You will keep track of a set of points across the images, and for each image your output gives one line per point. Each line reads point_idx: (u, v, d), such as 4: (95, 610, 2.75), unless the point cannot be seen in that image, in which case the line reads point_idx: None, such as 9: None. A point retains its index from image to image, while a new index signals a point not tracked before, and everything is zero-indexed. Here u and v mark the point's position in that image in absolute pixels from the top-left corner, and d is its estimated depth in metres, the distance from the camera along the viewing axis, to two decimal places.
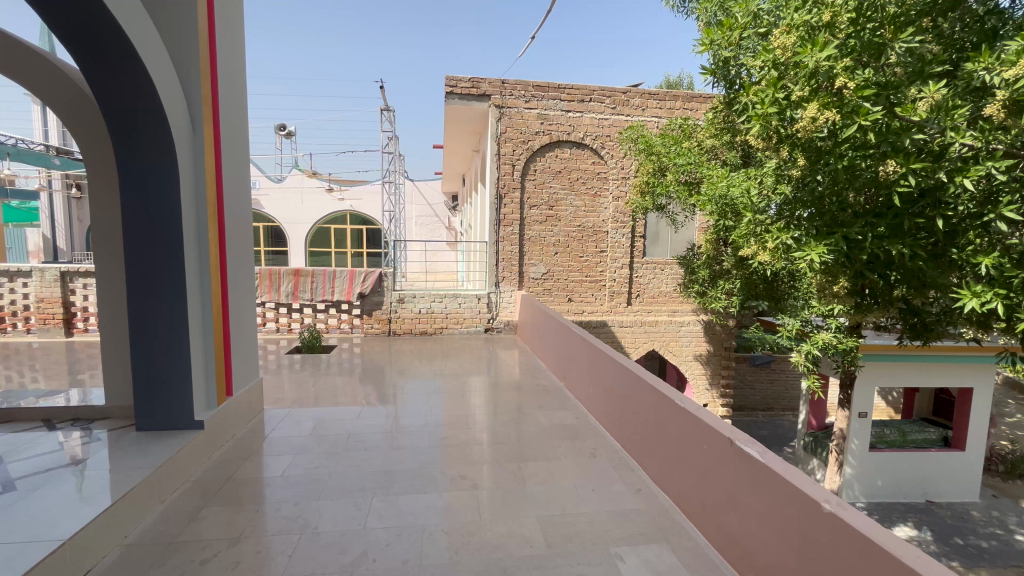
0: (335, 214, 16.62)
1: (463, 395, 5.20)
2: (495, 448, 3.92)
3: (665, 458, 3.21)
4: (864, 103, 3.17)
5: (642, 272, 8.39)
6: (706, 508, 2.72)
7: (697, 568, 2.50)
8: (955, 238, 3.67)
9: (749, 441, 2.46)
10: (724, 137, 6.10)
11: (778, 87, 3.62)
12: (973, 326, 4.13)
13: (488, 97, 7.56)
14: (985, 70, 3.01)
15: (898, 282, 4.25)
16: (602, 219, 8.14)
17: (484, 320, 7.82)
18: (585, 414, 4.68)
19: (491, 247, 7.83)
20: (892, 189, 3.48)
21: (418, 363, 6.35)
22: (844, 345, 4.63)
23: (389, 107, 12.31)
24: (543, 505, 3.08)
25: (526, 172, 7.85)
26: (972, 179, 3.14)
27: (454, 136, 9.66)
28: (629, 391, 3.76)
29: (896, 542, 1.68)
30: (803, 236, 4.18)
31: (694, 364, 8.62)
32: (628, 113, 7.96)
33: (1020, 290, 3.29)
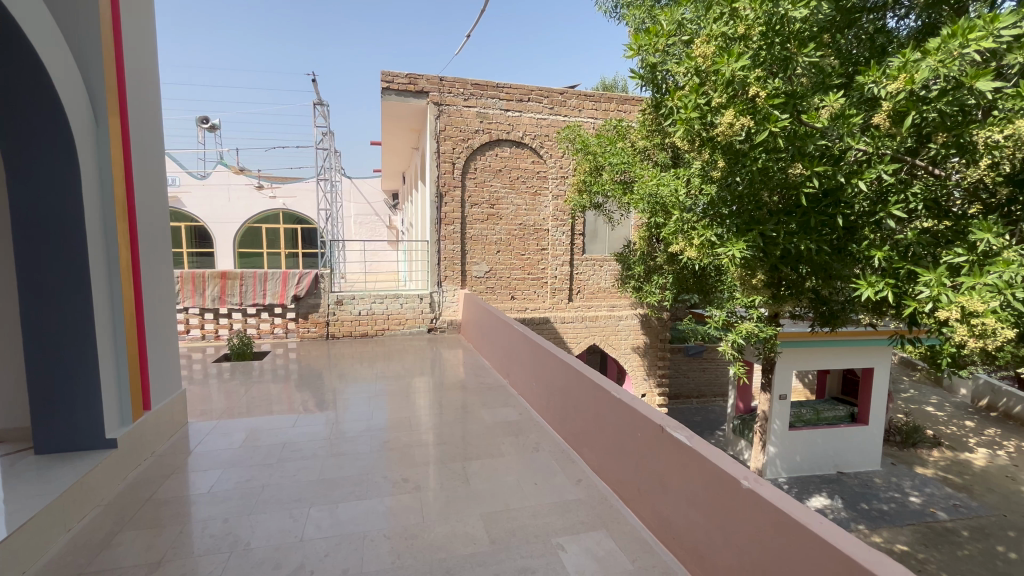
0: (267, 212, 15.73)
1: (406, 397, 5.11)
2: (439, 449, 3.89)
3: (603, 448, 3.33)
4: (774, 111, 3.45)
5: (582, 269, 8.62)
6: (641, 492, 2.87)
7: (633, 551, 2.63)
8: (853, 235, 4.07)
9: (677, 427, 2.62)
10: (655, 138, 6.38)
11: (699, 93, 3.85)
12: (871, 312, 4.60)
13: (426, 93, 7.45)
14: (874, 83, 3.33)
15: (808, 275, 4.66)
16: (543, 217, 8.28)
17: (427, 320, 7.72)
18: (527, 410, 4.75)
19: (433, 246, 7.74)
20: (800, 190, 3.81)
21: (359, 366, 6.17)
22: (765, 333, 4.99)
23: (322, 100, 11.82)
24: (487, 502, 3.10)
25: (466, 170, 7.83)
26: (866, 181, 3.51)
27: (392, 133, 9.44)
28: (569, 384, 3.87)
29: (801, 510, 1.88)
30: (724, 233, 4.49)
31: (632, 356, 8.95)
32: (565, 114, 8.13)
33: (906, 280, 3.69)
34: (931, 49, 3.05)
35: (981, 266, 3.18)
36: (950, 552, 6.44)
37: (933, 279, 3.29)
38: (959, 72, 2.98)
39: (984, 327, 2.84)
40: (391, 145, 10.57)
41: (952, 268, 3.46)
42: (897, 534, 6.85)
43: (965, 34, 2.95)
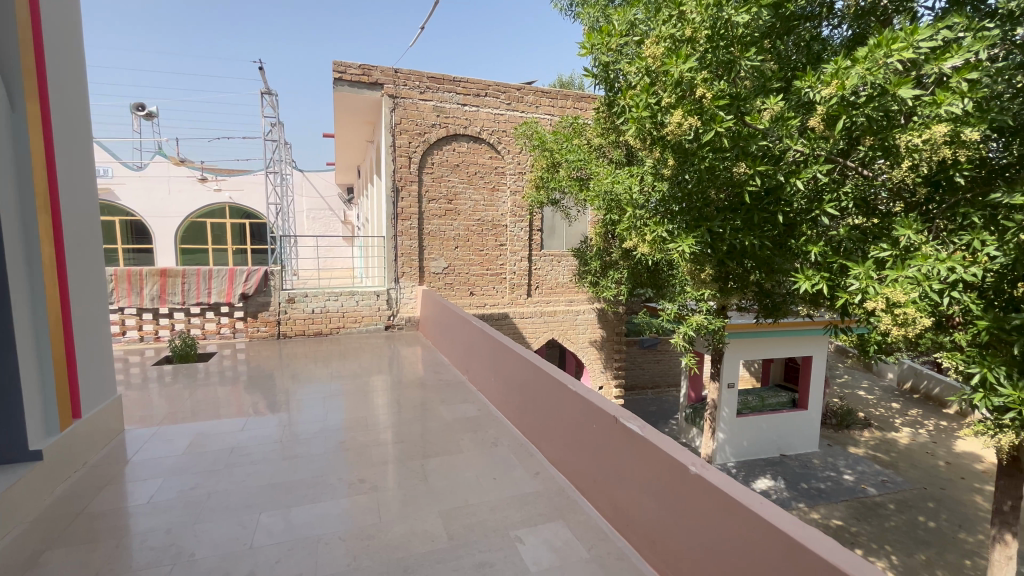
0: (211, 206, 14.92)
1: (363, 396, 5.00)
2: (397, 447, 3.84)
3: (561, 440, 3.39)
4: (719, 112, 3.60)
5: (540, 264, 8.69)
6: (597, 483, 2.94)
7: (589, 540, 2.69)
8: (792, 230, 4.31)
9: (631, 417, 2.70)
10: (610, 136, 6.49)
11: (650, 93, 3.96)
12: (809, 303, 4.89)
13: (380, 85, 7.28)
14: (810, 87, 3.53)
15: (752, 269, 4.91)
16: (501, 213, 8.28)
17: (384, 317, 7.57)
18: (486, 405, 4.76)
19: (390, 242, 7.59)
20: (744, 188, 3.99)
21: (312, 366, 5.98)
22: (714, 325, 5.21)
23: (270, 90, 11.31)
24: (446, 498, 3.10)
25: (423, 165, 7.71)
26: (803, 180, 3.72)
27: (345, 125, 9.17)
28: (528, 379, 3.90)
29: (744, 492, 1.98)
30: (674, 229, 4.66)
31: (590, 349, 9.12)
32: (522, 110, 8.15)
33: (839, 273, 3.94)
34: (860, 57, 3.28)
35: (903, 259, 3.45)
36: (879, 525, 6.99)
37: (862, 272, 3.54)
38: (884, 80, 3.20)
39: (905, 316, 3.08)
40: (345, 137, 10.27)
41: (878, 262, 3.72)
42: (833, 509, 7.36)
43: (889, 45, 3.18)
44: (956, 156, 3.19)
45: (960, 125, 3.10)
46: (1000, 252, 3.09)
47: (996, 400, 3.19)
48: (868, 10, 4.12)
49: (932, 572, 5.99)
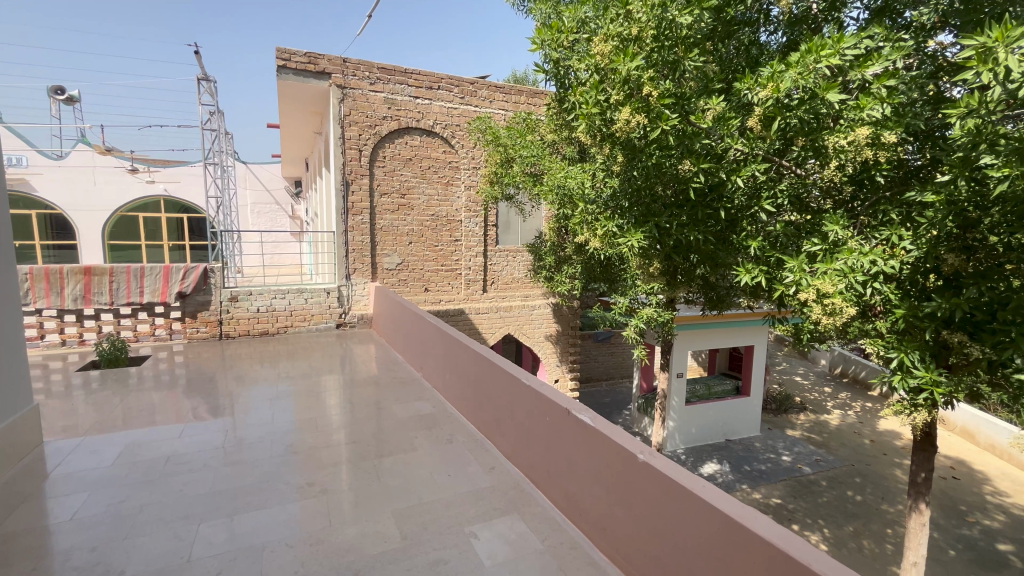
0: (143, 199, 13.91)
1: (312, 396, 4.83)
2: (349, 448, 3.74)
3: (516, 434, 3.40)
4: (665, 110, 3.72)
5: (495, 260, 8.68)
6: (550, 475, 2.98)
7: (543, 531, 2.73)
8: (733, 226, 4.53)
9: (583, 408, 2.74)
10: (563, 133, 6.56)
11: (599, 90, 4.04)
12: (749, 296, 5.16)
13: (328, 75, 7.02)
14: (748, 89, 3.70)
15: (698, 263, 5.12)
16: (455, 208, 8.20)
17: (335, 315, 7.36)
18: (441, 402, 4.72)
19: (340, 237, 7.35)
20: (689, 185, 4.15)
21: (258, 367, 5.71)
22: (663, 318, 5.39)
23: (207, 76, 10.65)
24: (400, 497, 3.04)
25: (374, 158, 7.51)
26: (743, 177, 3.90)
27: (290, 115, 8.77)
28: (482, 373, 3.89)
29: (687, 476, 2.06)
30: (623, 225, 4.78)
31: (546, 344, 9.22)
32: (476, 104, 8.10)
33: (775, 266, 4.17)
34: (793, 62, 3.48)
35: (832, 253, 3.70)
36: (813, 501, 7.51)
37: (796, 265, 3.76)
38: (814, 84, 3.41)
39: (833, 306, 3.31)
40: (290, 128, 9.83)
41: (810, 256, 3.97)
42: (773, 489, 7.83)
43: (819, 51, 3.40)
44: (877, 157, 3.44)
45: (881, 128, 3.36)
46: (913, 245, 3.40)
47: (911, 381, 3.48)
48: (800, 19, 4.38)
49: (859, 542, 6.50)
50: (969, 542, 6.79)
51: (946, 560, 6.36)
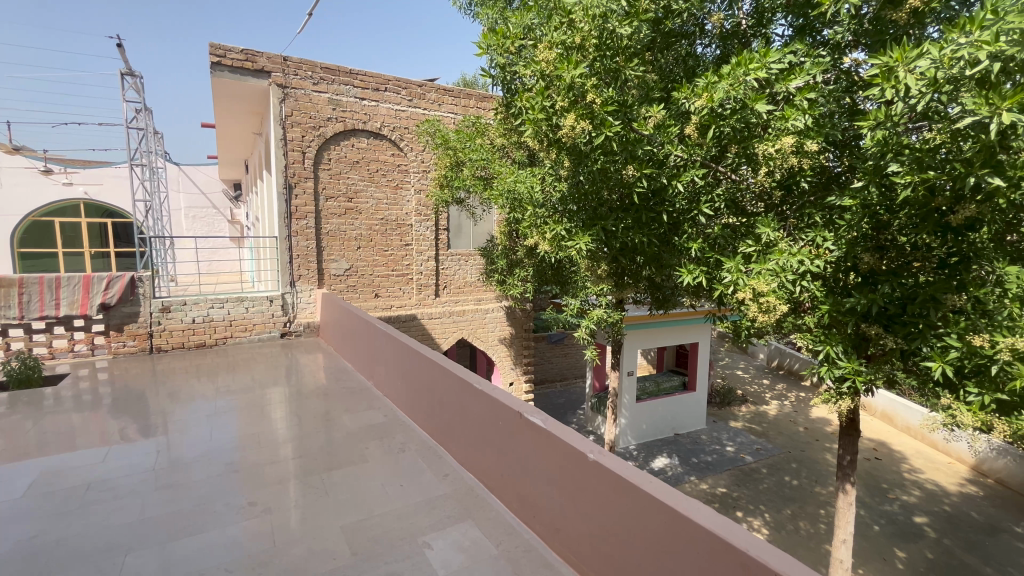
0: (60, 203, 12.76)
1: (255, 411, 4.59)
2: (296, 463, 3.58)
3: (469, 439, 3.38)
4: (608, 117, 3.84)
5: (448, 264, 8.59)
6: (504, 479, 2.98)
7: (498, 537, 2.72)
8: (675, 228, 4.72)
9: (534, 411, 2.76)
10: (512, 137, 6.57)
11: (545, 96, 4.11)
12: (693, 295, 5.39)
13: (267, 73, 6.72)
14: (686, 98, 3.87)
15: (644, 265, 5.29)
16: (405, 212, 8.06)
17: (279, 324, 7.04)
18: (393, 410, 4.62)
19: (283, 243, 7.05)
20: (633, 189, 4.28)
21: (194, 381, 5.36)
22: (613, 318, 5.50)
23: (132, 71, 9.93)
24: (349, 512, 2.95)
25: (319, 161, 7.26)
26: (683, 182, 4.08)
27: (227, 114, 8.33)
28: (433, 379, 3.84)
29: (635, 473, 2.12)
30: (571, 228, 4.84)
31: (500, 347, 9.22)
32: (424, 107, 8.00)
33: (715, 266, 4.36)
34: (725, 74, 3.69)
35: (764, 253, 3.92)
36: (755, 488, 7.94)
37: (733, 265, 3.95)
38: (743, 95, 3.63)
39: (767, 304, 3.51)
40: (227, 128, 9.34)
41: (746, 257, 4.19)
42: (719, 478, 8.21)
43: (747, 64, 3.62)
44: (801, 164, 3.70)
45: (804, 138, 3.61)
46: (835, 246, 3.68)
47: (836, 371, 3.73)
48: (731, 33, 4.67)
49: (796, 523, 6.94)
50: (890, 516, 7.40)
51: (872, 535, 6.89)
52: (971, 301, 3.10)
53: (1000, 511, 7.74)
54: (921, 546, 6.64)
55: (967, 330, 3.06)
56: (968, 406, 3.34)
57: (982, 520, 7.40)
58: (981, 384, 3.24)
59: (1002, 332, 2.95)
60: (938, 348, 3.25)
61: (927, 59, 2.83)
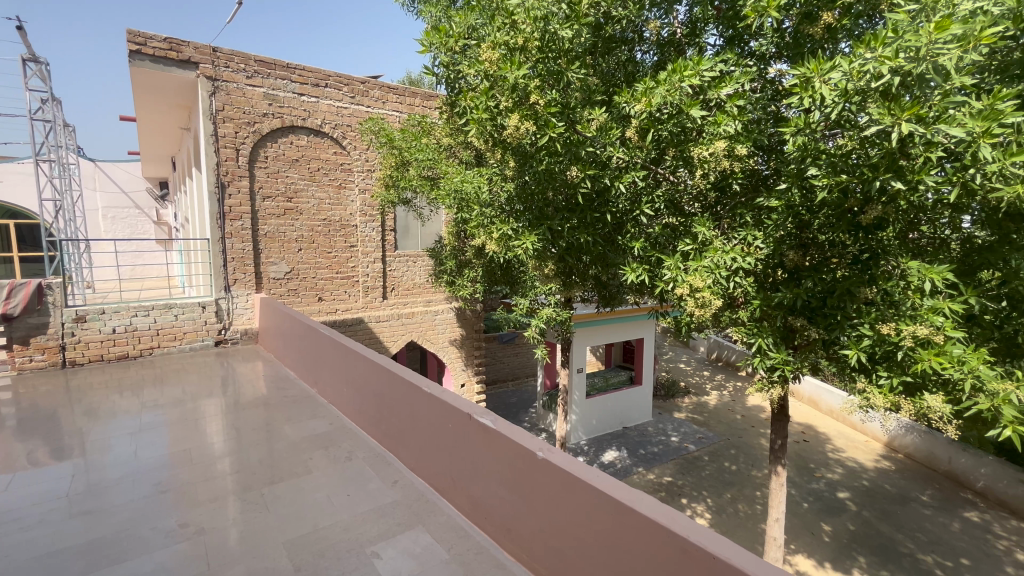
0: None
1: (188, 425, 4.29)
2: (234, 478, 3.38)
3: (418, 444, 3.32)
4: (551, 119, 3.92)
5: (395, 265, 8.39)
6: (455, 482, 2.95)
7: (450, 542, 2.68)
8: (619, 228, 4.86)
9: (484, 412, 2.75)
10: (458, 137, 6.50)
11: (489, 96, 4.13)
12: (637, 293, 5.57)
13: (194, 64, 6.31)
14: (626, 102, 4.00)
15: (590, 264, 5.42)
16: (349, 212, 7.80)
17: (213, 331, 6.62)
18: (338, 418, 4.45)
19: (216, 245, 6.62)
20: (577, 190, 4.37)
21: (116, 397, 4.93)
22: (561, 317, 5.58)
23: (36, 57, 9.02)
24: (293, 526, 2.81)
25: (254, 159, 6.90)
26: (625, 183, 4.22)
27: (150, 108, 7.75)
28: (380, 384, 3.73)
29: (584, 469, 2.16)
30: (518, 228, 4.87)
31: (450, 349, 9.11)
32: (367, 104, 7.78)
33: (656, 264, 4.52)
34: (662, 80, 3.84)
35: (701, 251, 4.11)
36: (698, 475, 8.34)
37: (672, 263, 4.11)
38: (679, 101, 3.80)
39: (703, 299, 3.71)
40: (150, 122, 8.67)
41: (684, 255, 4.38)
42: (665, 468, 8.55)
43: (682, 72, 3.79)
44: (733, 166, 3.92)
45: (734, 142, 3.82)
46: (764, 244, 3.91)
47: (767, 361, 3.98)
48: (668, 41, 4.88)
49: (735, 506, 7.36)
50: (818, 494, 8.00)
51: (801, 511, 7.42)
52: (881, 294, 3.40)
53: (909, 482, 8.57)
54: (844, 519, 7.22)
55: (877, 320, 3.35)
56: (880, 388, 3.66)
57: (895, 491, 8.16)
58: (890, 369, 3.57)
59: (906, 320, 3.25)
60: (853, 336, 3.55)
61: (839, 72, 3.10)
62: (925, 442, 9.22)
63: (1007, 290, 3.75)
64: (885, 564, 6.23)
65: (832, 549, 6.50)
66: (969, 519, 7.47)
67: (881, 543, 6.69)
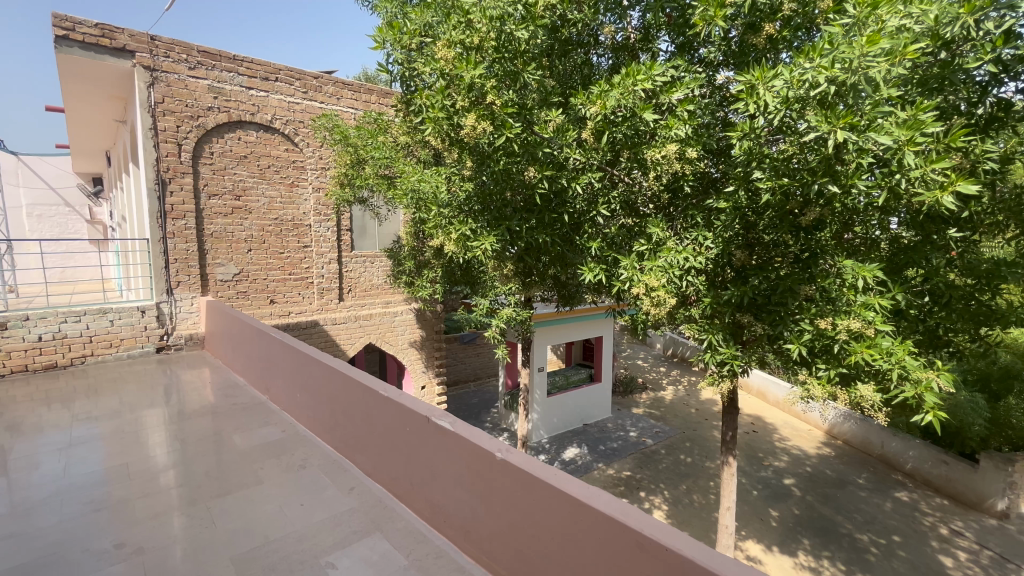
0: None
1: (126, 438, 4.01)
2: (178, 492, 3.19)
3: (376, 449, 3.24)
4: (508, 120, 3.94)
5: (352, 266, 8.17)
6: (413, 486, 2.90)
7: (409, 548, 2.63)
8: (576, 228, 4.92)
9: (442, 414, 2.72)
10: (416, 135, 6.39)
11: (445, 95, 4.10)
12: (595, 292, 5.67)
13: (130, 53, 5.92)
14: (582, 104, 4.06)
15: (549, 264, 5.47)
16: (303, 212, 7.54)
17: (154, 337, 6.24)
18: (291, 425, 4.28)
19: (157, 245, 6.24)
20: (535, 190, 4.40)
21: (43, 410, 4.54)
22: (522, 317, 5.60)
23: None
24: (242, 540, 2.68)
25: (197, 155, 6.55)
26: (581, 184, 4.30)
27: (80, 98, 7.21)
28: (336, 389, 3.61)
29: (542, 467, 2.17)
30: (476, 228, 4.83)
31: (410, 350, 8.96)
32: (321, 100, 7.52)
33: (612, 263, 4.61)
34: (616, 83, 3.93)
35: (655, 251, 4.22)
36: (655, 468, 8.59)
37: (628, 263, 4.20)
38: (633, 104, 3.90)
39: (658, 298, 3.81)
40: (80, 113, 8.06)
41: (639, 254, 4.48)
42: (624, 462, 8.75)
43: (636, 76, 3.88)
44: (684, 168, 4.06)
45: (685, 145, 3.95)
46: (713, 244, 4.06)
47: (718, 356, 4.13)
48: (622, 45, 5.01)
49: (691, 497, 7.63)
50: (766, 481, 8.41)
51: (751, 499, 7.78)
52: (819, 290, 3.61)
53: (847, 466, 9.15)
54: (790, 505, 7.63)
55: (816, 315, 3.55)
56: (819, 380, 3.90)
57: (834, 476, 8.70)
58: (828, 361, 3.80)
59: (842, 315, 3.46)
60: (795, 331, 3.74)
61: (781, 80, 3.26)
62: (861, 429, 9.87)
63: (930, 287, 4.01)
64: (826, 545, 6.63)
65: (779, 533, 6.85)
66: (899, 499, 8.06)
67: (823, 525, 7.11)
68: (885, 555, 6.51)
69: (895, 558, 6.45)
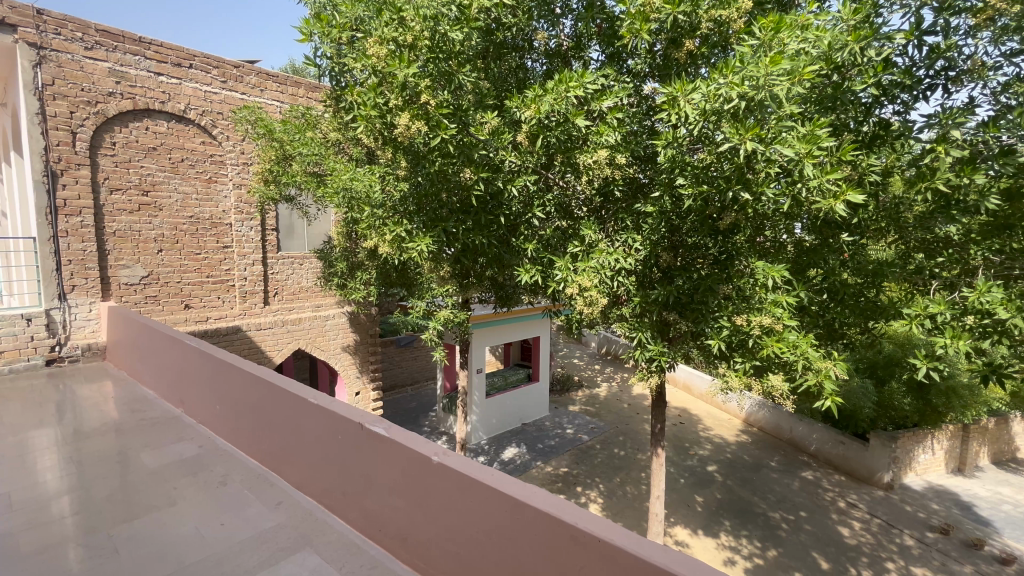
0: None
1: (8, 463, 3.53)
2: (73, 521, 2.85)
3: (306, 460, 3.08)
4: (443, 121, 3.90)
5: (278, 268, 7.72)
6: (346, 497, 2.79)
7: (341, 561, 2.53)
8: (512, 230, 4.98)
9: (376, 421, 2.64)
10: (347, 132, 6.11)
11: (378, 93, 4.00)
12: (531, 293, 5.75)
13: (11, 27, 5.23)
14: (518, 108, 4.15)
15: (486, 266, 5.49)
16: (222, 209, 7.02)
17: (43, 349, 5.46)
18: (210, 439, 3.97)
19: (46, 245, 5.52)
20: (471, 192, 4.41)
21: None
22: (459, 318, 5.53)
23: None
24: (152, 568, 2.44)
25: (96, 145, 5.91)
26: (517, 186, 4.41)
27: None
28: (260, 398, 3.39)
29: (479, 469, 2.17)
30: (412, 229, 4.71)
31: (343, 355, 8.59)
32: (242, 91, 7.05)
33: (547, 264, 4.70)
34: (550, 89, 4.03)
35: (587, 253, 4.35)
36: (591, 463, 8.87)
37: (563, 264, 4.27)
38: (565, 110, 4.02)
39: (590, 297, 3.94)
40: None
41: (573, 256, 4.61)
42: (561, 459, 8.94)
43: (568, 82, 3.99)
44: (614, 173, 4.23)
45: (615, 151, 4.10)
46: (642, 246, 4.27)
47: (647, 353, 4.33)
48: (555, 52, 5.14)
49: (624, 489, 7.96)
50: (692, 469, 8.95)
51: (678, 486, 8.25)
52: (735, 290, 3.91)
53: (761, 451, 9.95)
54: (713, 490, 8.17)
55: (733, 312, 3.84)
56: (736, 372, 4.21)
57: (751, 460, 9.44)
58: (743, 355, 4.12)
59: (754, 311, 3.77)
60: (715, 328, 4.01)
61: (699, 93, 3.49)
62: (773, 416, 10.76)
63: (827, 285, 4.50)
64: (743, 525, 7.18)
65: (703, 517, 7.31)
66: (806, 478, 8.89)
67: (742, 506, 7.69)
68: (793, 529, 7.16)
69: (802, 531, 7.11)
